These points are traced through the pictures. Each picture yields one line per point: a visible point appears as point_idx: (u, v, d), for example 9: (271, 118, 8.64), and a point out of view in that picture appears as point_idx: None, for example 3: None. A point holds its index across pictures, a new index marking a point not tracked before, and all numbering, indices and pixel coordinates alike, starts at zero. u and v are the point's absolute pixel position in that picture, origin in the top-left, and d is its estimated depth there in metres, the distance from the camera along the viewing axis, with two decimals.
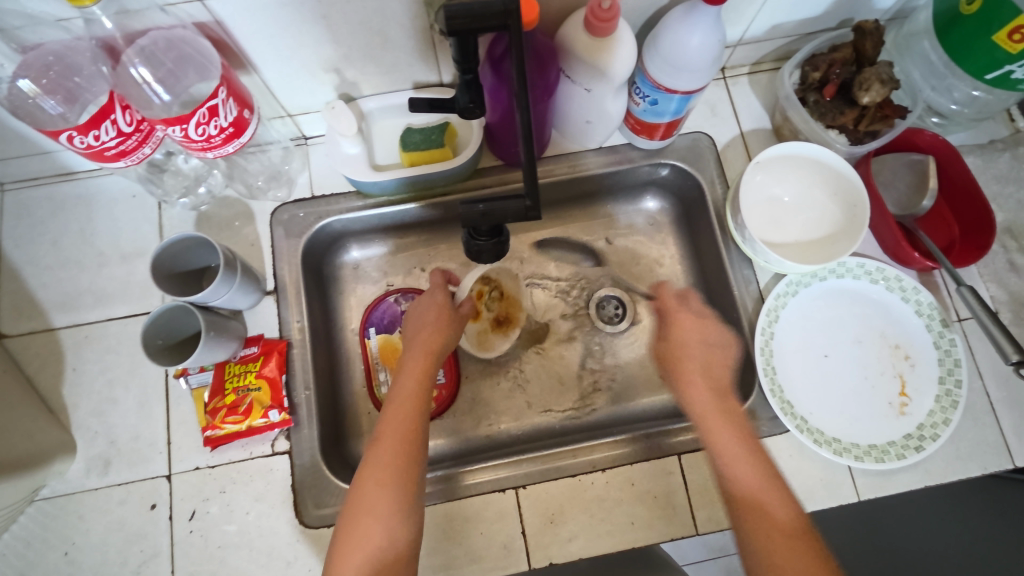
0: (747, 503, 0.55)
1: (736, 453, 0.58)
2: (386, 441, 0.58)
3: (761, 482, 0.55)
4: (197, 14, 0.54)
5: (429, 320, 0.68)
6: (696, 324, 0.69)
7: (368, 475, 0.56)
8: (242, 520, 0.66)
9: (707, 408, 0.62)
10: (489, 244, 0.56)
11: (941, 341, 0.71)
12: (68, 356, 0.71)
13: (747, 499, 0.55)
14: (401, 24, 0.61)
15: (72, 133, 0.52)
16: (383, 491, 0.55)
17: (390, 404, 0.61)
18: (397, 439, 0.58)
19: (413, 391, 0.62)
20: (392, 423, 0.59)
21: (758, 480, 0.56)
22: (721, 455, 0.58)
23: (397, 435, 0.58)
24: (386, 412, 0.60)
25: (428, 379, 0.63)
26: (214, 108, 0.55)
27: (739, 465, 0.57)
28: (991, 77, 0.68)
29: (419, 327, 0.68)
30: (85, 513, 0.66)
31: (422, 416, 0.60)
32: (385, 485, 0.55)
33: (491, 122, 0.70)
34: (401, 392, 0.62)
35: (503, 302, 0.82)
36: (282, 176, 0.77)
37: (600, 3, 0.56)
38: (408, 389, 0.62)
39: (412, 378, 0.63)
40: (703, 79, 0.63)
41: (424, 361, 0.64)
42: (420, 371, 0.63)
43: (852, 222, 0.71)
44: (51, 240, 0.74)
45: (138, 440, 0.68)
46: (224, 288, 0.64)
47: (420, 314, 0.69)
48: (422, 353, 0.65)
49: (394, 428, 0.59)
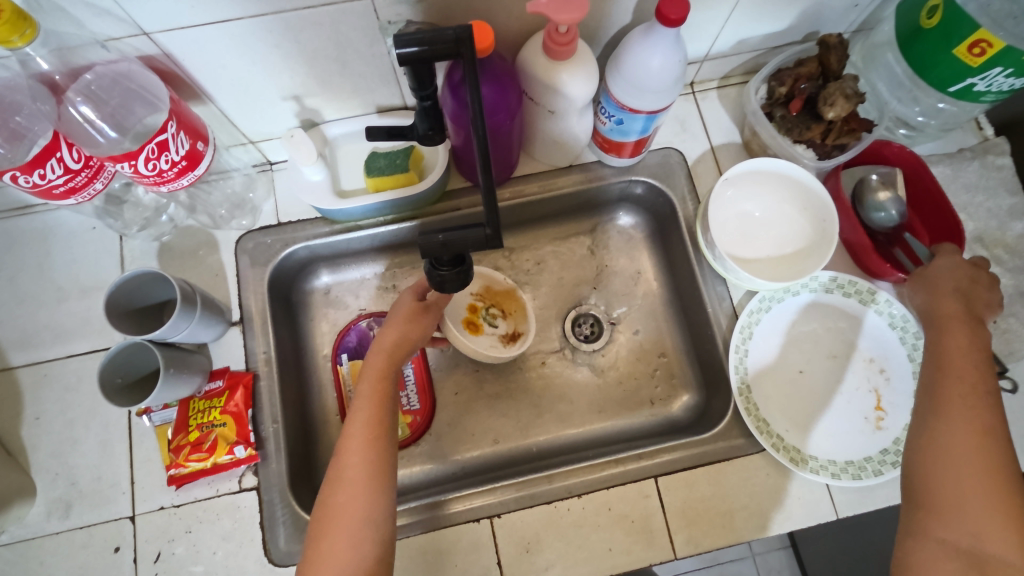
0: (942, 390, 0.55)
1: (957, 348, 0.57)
2: (347, 484, 0.54)
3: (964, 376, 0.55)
4: (144, 48, 0.53)
5: (392, 326, 0.64)
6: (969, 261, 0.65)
7: (331, 524, 0.52)
8: (209, 560, 0.64)
9: (952, 313, 0.60)
10: (452, 274, 0.54)
11: (916, 354, 0.70)
12: (26, 396, 0.69)
13: (942, 386, 0.55)
14: (358, 51, 0.60)
15: (16, 173, 0.51)
16: (350, 540, 0.51)
17: (345, 442, 0.56)
18: (358, 479, 0.54)
19: (366, 424, 0.57)
20: (350, 463, 0.55)
21: (957, 379, 0.55)
22: (944, 348, 0.58)
23: (360, 473, 0.54)
24: (346, 436, 0.57)
25: (386, 406, 0.59)
26: (164, 142, 0.54)
27: (955, 372, 0.55)
28: (954, 89, 0.67)
29: (381, 338, 0.63)
30: (46, 559, 0.64)
31: (383, 447, 0.56)
32: (351, 531, 0.52)
33: (456, 146, 0.69)
34: (355, 428, 0.57)
35: (506, 316, 0.80)
36: (246, 204, 0.75)
37: (557, 28, 0.56)
38: (362, 421, 0.57)
39: (365, 408, 0.58)
40: (667, 99, 0.63)
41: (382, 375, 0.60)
42: (376, 398, 0.59)
43: (824, 236, 0.71)
44: (9, 275, 0.72)
45: (100, 481, 0.66)
46: (184, 322, 0.62)
47: (387, 323, 0.64)
48: (376, 376, 0.60)
49: (355, 465, 0.55)
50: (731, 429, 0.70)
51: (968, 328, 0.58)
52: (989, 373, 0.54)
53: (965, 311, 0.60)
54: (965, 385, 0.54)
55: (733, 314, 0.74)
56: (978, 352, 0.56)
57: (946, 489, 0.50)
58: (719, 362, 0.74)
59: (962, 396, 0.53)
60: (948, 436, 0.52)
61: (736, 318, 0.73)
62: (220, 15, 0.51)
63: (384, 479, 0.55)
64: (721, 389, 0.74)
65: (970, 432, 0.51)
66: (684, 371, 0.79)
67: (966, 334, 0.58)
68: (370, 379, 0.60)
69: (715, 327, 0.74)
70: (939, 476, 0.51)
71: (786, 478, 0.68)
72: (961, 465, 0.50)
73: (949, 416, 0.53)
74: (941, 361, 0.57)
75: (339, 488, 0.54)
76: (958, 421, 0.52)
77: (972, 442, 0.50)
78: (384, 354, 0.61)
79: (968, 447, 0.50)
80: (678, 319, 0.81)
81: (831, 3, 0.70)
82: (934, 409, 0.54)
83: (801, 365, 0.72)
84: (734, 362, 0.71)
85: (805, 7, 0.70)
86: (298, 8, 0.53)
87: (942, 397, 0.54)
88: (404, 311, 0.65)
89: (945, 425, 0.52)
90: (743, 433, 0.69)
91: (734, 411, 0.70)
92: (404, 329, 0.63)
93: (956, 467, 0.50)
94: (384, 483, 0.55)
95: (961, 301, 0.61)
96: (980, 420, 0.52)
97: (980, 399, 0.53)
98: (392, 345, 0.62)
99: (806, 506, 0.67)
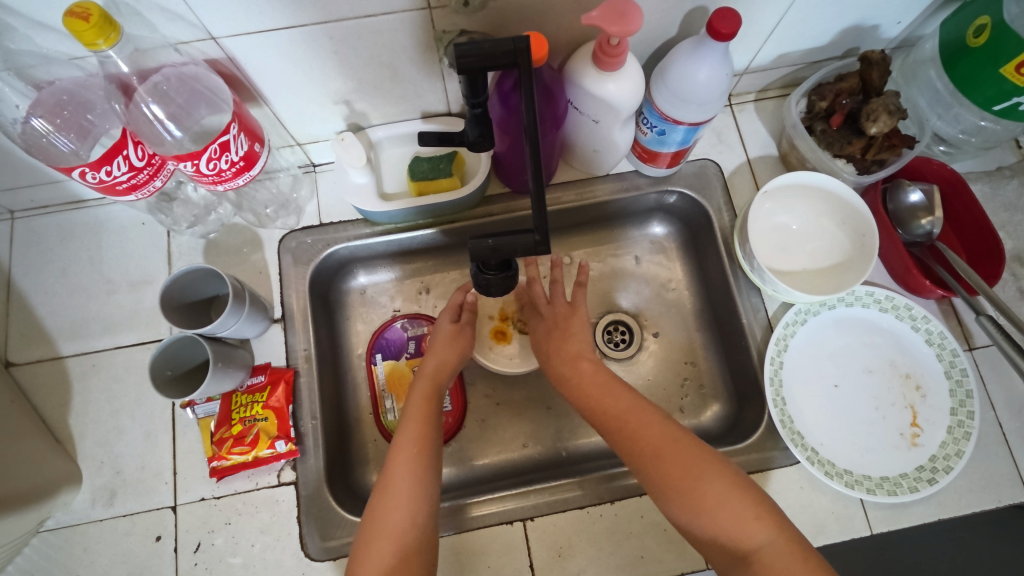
0: (581, 392, 0.64)
1: (569, 360, 0.67)
2: (399, 491, 0.56)
3: (580, 375, 0.65)
4: (210, 51, 0.55)
5: (433, 352, 0.68)
6: (883, 224, 0.72)
7: (379, 533, 0.54)
8: (248, 553, 0.65)
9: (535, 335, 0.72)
10: (498, 278, 0.55)
11: (952, 371, 0.70)
12: (74, 385, 0.71)
13: (587, 393, 0.63)
14: (412, 58, 0.62)
15: (85, 170, 0.54)
16: (400, 547, 0.53)
17: (396, 445, 0.60)
18: (407, 468, 0.58)
19: (421, 424, 0.61)
20: (398, 453, 0.59)
21: (585, 373, 0.65)
22: (557, 364, 0.67)
23: (409, 458, 0.58)
24: (402, 426, 0.61)
25: (432, 425, 0.62)
26: (226, 143, 0.56)
27: (612, 406, 0.61)
28: (999, 108, 0.68)
29: (427, 364, 0.67)
30: (90, 546, 0.66)
31: (432, 458, 0.59)
32: (403, 540, 0.54)
33: (500, 151, 0.70)
34: (402, 445, 0.59)
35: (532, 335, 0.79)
36: (291, 204, 0.77)
37: (608, 39, 0.57)
38: (415, 426, 0.61)
39: (414, 425, 0.61)
40: (710, 112, 0.63)
41: (429, 388, 0.65)
42: (423, 412, 0.62)
43: (863, 251, 0.71)
44: (60, 267, 0.75)
45: (144, 470, 0.68)
46: (233, 318, 0.64)
47: (430, 351, 0.69)
48: (422, 398, 0.64)
49: (405, 446, 0.59)
50: (764, 441, 0.70)
51: (570, 365, 0.66)
52: (626, 388, 0.63)
53: (561, 355, 0.67)
54: (624, 411, 0.60)
55: (768, 325, 0.74)
56: (616, 383, 0.63)
57: (686, 504, 0.53)
58: (752, 376, 0.74)
59: (631, 414, 0.60)
60: (638, 445, 0.57)
61: (771, 331, 0.74)
62: (287, 22, 0.53)
63: (429, 486, 0.58)
64: (755, 402, 0.73)
65: (649, 421, 0.59)
66: (712, 380, 0.79)
67: (592, 372, 0.65)
68: (416, 402, 0.63)
69: (749, 338, 0.74)
70: (673, 496, 0.54)
71: (818, 491, 0.68)
72: (654, 437, 0.57)
73: (629, 422, 0.59)
74: (587, 405, 0.63)
75: (392, 492, 0.56)
76: (642, 428, 0.58)
77: (680, 451, 0.56)
78: (432, 382, 0.65)
79: (676, 462, 0.55)
80: (710, 330, 0.81)
81: (875, 19, 0.70)
82: (610, 418, 0.60)
83: (836, 379, 0.72)
84: (769, 374, 0.71)
85: (850, 23, 0.70)
86: (358, 18, 0.55)
87: (622, 422, 0.59)
88: (447, 336, 0.69)
89: (633, 446, 0.58)
90: (776, 446, 0.69)
91: (767, 423, 0.70)
92: (442, 356, 0.68)
93: (687, 476, 0.54)
94: (431, 488, 0.58)
95: (546, 352, 0.69)
96: (644, 414, 0.60)
97: (644, 416, 0.59)
98: (438, 371, 0.66)
99: (839, 520, 0.67)
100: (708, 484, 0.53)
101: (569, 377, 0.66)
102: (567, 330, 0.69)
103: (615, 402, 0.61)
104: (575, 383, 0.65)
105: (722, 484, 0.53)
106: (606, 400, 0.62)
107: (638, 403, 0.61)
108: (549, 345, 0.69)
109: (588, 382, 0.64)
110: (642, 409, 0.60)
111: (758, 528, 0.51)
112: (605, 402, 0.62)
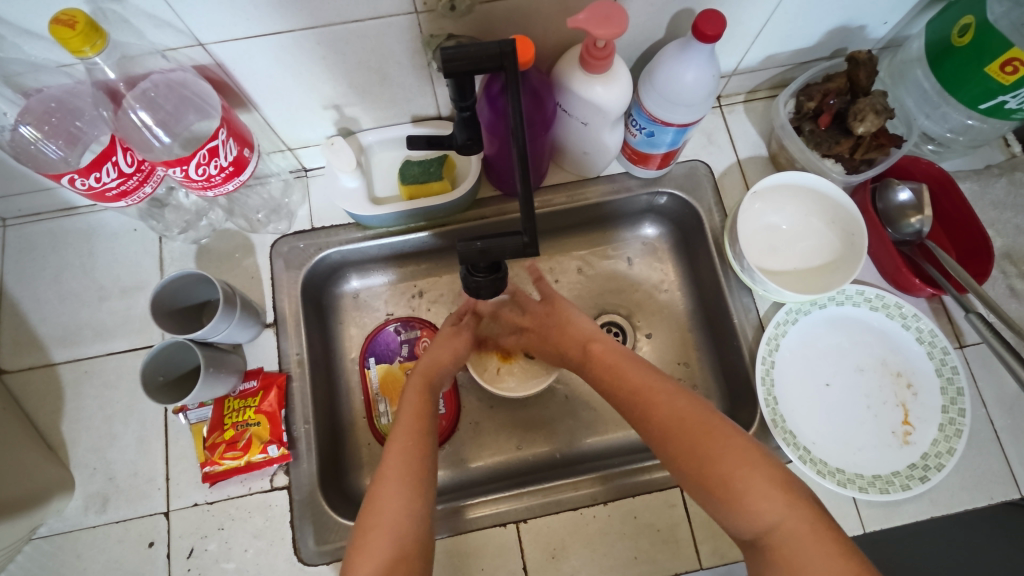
0: (601, 373, 0.64)
1: (583, 344, 0.67)
2: (388, 484, 0.56)
3: (598, 356, 0.65)
4: (198, 58, 0.56)
5: (433, 351, 0.70)
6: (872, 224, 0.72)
7: (374, 522, 0.53)
8: (240, 558, 0.65)
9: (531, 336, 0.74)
10: (487, 281, 0.55)
11: (943, 369, 0.70)
12: (66, 392, 0.71)
13: (603, 376, 0.64)
14: (401, 63, 0.62)
15: (74, 176, 0.55)
16: (394, 536, 0.52)
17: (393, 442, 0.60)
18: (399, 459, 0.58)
19: (414, 422, 0.61)
20: (393, 446, 0.59)
21: (600, 356, 0.65)
22: (571, 350, 0.68)
23: (402, 453, 0.58)
24: (399, 421, 0.62)
25: (424, 419, 0.62)
26: (214, 149, 0.56)
27: (627, 387, 0.61)
28: (985, 106, 0.68)
29: (421, 363, 0.69)
30: (82, 553, 0.65)
31: (421, 450, 0.59)
32: (397, 528, 0.53)
33: (490, 154, 0.70)
34: (396, 439, 0.59)
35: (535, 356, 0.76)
36: (282, 209, 0.77)
37: (595, 42, 0.57)
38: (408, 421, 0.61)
39: (408, 422, 0.61)
40: (698, 113, 0.64)
41: (421, 382, 0.65)
42: (416, 411, 0.63)
43: (852, 250, 0.71)
44: (52, 274, 0.75)
45: (136, 476, 0.68)
46: (224, 323, 0.64)
47: (428, 351, 0.70)
48: (416, 397, 0.64)
49: (398, 439, 0.59)
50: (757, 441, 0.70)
51: (582, 349, 0.67)
52: (645, 365, 0.63)
53: (572, 339, 0.69)
54: (638, 389, 0.60)
55: (760, 325, 0.74)
56: (634, 359, 0.64)
57: (701, 482, 0.53)
58: (744, 376, 0.74)
59: (648, 391, 0.60)
60: (654, 425, 0.57)
61: (762, 330, 0.74)
62: (275, 28, 0.54)
63: (419, 475, 0.57)
64: (747, 402, 0.73)
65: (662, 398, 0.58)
66: (704, 380, 0.79)
67: (609, 352, 0.65)
68: (410, 400, 0.64)
69: (741, 338, 0.74)
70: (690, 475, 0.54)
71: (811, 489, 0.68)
72: (662, 417, 0.57)
73: (643, 403, 0.59)
74: (606, 385, 0.63)
75: (383, 485, 0.56)
76: (654, 407, 0.58)
77: (688, 428, 0.55)
78: (425, 380, 0.66)
79: (687, 442, 0.54)
80: (702, 331, 0.81)
81: (862, 19, 0.71)
82: (626, 399, 0.61)
83: (828, 377, 0.73)
84: (761, 374, 0.71)
85: (837, 24, 0.71)
86: (346, 23, 0.55)
87: (641, 398, 0.59)
88: (451, 342, 0.70)
89: (651, 424, 0.57)
90: (768, 445, 0.69)
91: (760, 423, 0.71)
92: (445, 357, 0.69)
93: (694, 459, 0.53)
94: (420, 477, 0.57)
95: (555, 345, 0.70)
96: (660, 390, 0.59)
97: (659, 392, 0.59)
98: (432, 371, 0.67)
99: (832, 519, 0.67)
100: (722, 460, 0.52)
101: (588, 359, 0.66)
102: (560, 319, 0.71)
103: (628, 381, 0.61)
104: (592, 365, 0.65)
105: (735, 458, 0.52)
106: (621, 380, 0.62)
107: (654, 378, 0.61)
108: (552, 336, 0.70)
109: (604, 365, 0.64)
110: (659, 383, 0.60)
111: (772, 506, 0.49)
112: (620, 383, 0.62)
